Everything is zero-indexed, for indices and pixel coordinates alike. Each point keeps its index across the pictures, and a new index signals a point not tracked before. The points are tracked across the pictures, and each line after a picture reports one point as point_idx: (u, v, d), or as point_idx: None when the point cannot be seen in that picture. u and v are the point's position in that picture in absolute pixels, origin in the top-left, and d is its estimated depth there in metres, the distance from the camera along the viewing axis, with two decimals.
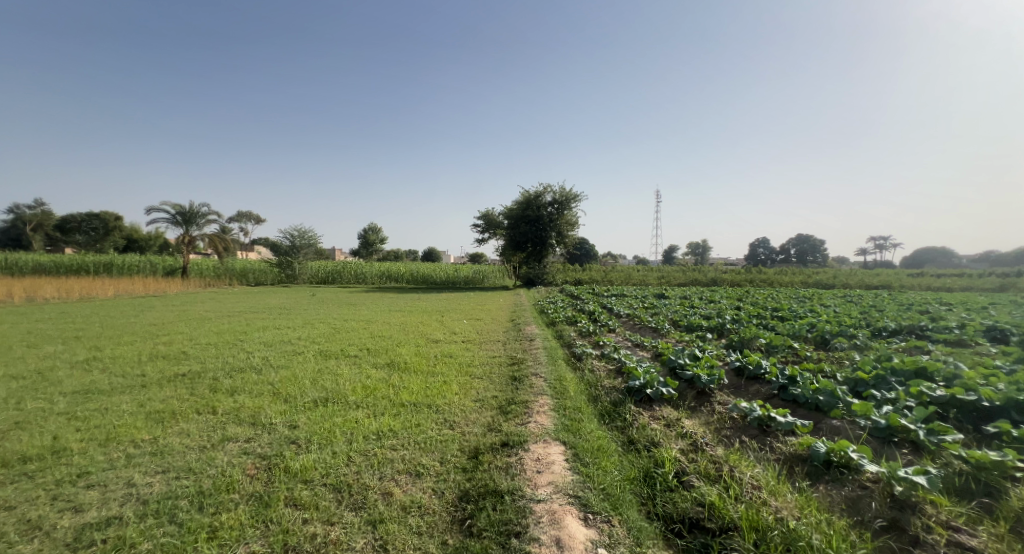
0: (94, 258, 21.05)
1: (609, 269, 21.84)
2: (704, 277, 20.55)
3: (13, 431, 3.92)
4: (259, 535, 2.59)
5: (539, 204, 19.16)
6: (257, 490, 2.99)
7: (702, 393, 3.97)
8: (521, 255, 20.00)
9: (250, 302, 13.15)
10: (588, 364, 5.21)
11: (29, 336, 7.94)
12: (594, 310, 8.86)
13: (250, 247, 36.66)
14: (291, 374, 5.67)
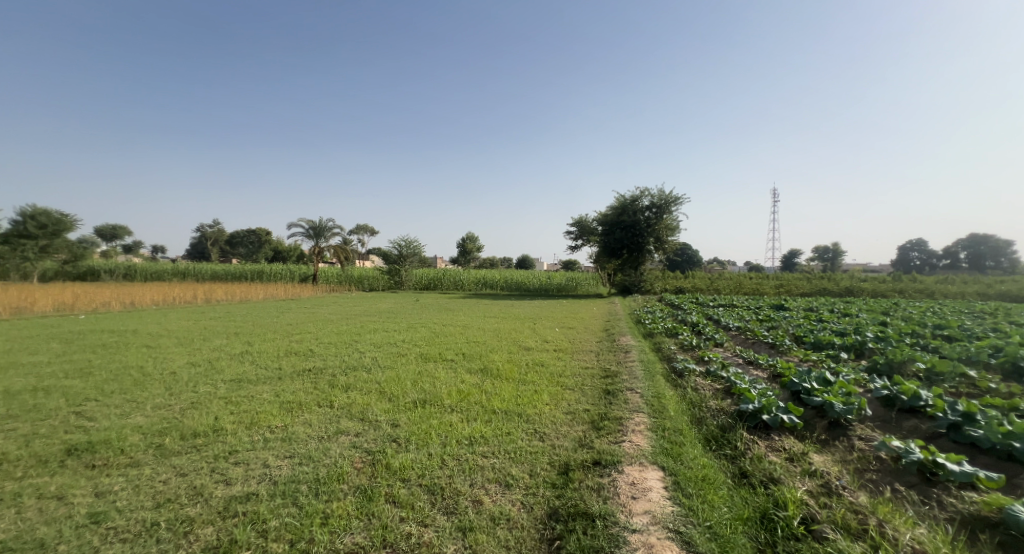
0: (249, 267, 24.94)
1: (715, 277, 20.24)
2: (834, 287, 18.05)
3: (188, 409, 4.67)
4: (364, 527, 2.75)
5: (635, 209, 18.52)
6: (363, 484, 3.18)
7: (835, 424, 3.43)
8: (616, 262, 19.47)
9: (364, 306, 14.46)
10: (691, 382, 4.81)
11: (202, 331, 9.60)
12: (699, 322, 8.25)
13: (365, 257, 40.53)
14: (396, 374, 6.07)
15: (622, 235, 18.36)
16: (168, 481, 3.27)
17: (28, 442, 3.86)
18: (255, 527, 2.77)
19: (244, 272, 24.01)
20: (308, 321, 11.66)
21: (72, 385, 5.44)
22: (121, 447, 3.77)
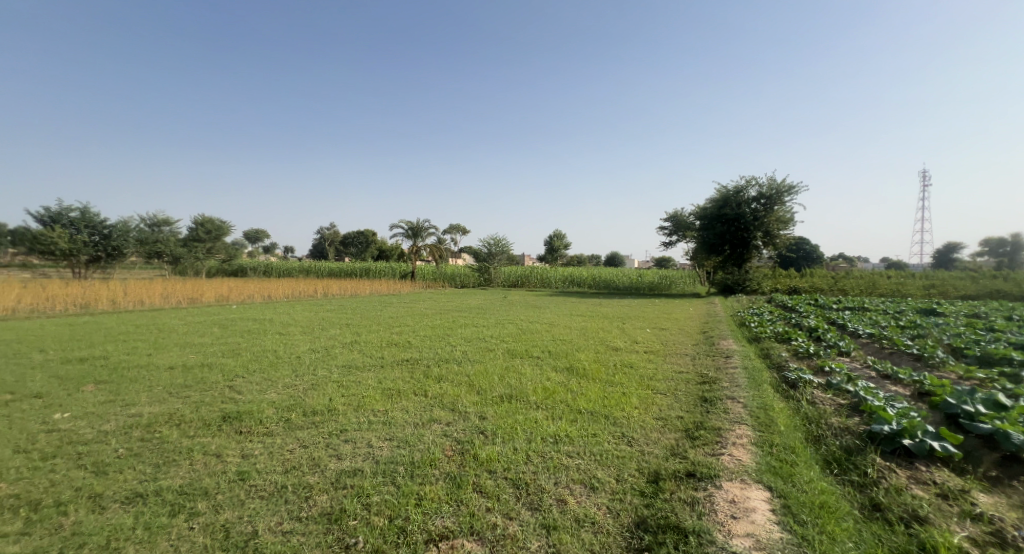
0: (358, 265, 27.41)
1: (839, 276, 17.88)
2: (1013, 289, 14.78)
3: (308, 389, 5.22)
4: (453, 512, 2.84)
5: (739, 200, 17.10)
6: (452, 471, 3.31)
7: (1012, 462, 2.84)
8: (717, 258, 18.18)
9: (456, 302, 15.06)
10: (807, 394, 4.29)
11: (320, 322, 10.75)
12: (819, 327, 7.35)
13: (457, 256, 42.32)
14: (485, 368, 6.23)
15: (723, 229, 17.05)
16: (292, 451, 3.66)
17: (197, 408, 4.57)
18: (359, 501, 2.99)
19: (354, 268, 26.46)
20: (406, 314, 12.46)
21: (224, 363, 6.39)
22: (259, 418, 4.32)
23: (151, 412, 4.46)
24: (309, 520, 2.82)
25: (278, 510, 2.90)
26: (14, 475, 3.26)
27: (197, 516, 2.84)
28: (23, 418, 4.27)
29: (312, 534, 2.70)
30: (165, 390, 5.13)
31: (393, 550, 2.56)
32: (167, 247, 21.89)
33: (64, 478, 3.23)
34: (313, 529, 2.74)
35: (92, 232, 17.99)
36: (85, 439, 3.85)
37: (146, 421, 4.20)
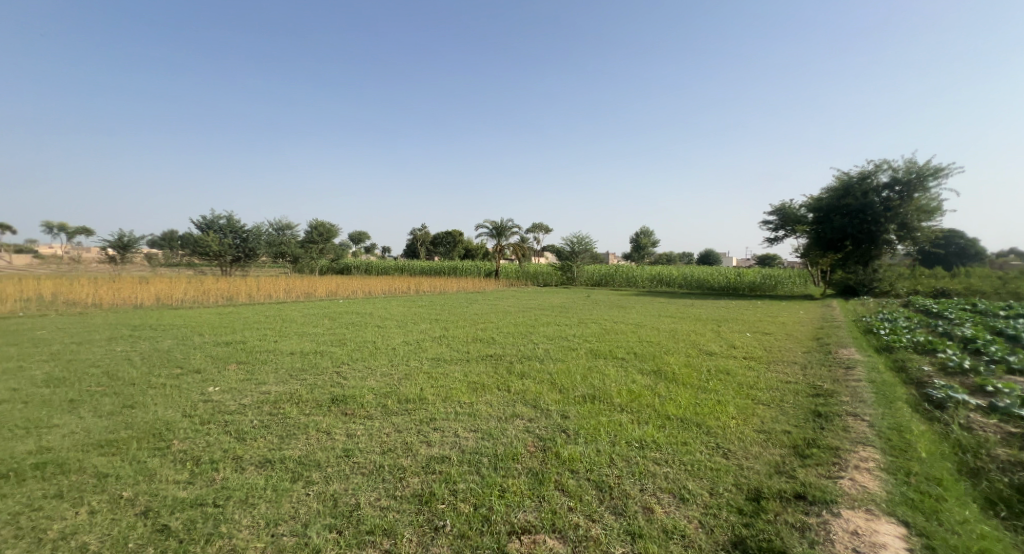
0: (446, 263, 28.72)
1: (1002, 277, 14.96)
2: None
3: (403, 378, 5.55)
4: (535, 507, 2.83)
5: (865, 189, 15.16)
6: (534, 467, 3.30)
7: None
8: (835, 254, 16.33)
9: (539, 300, 15.13)
10: (959, 418, 3.65)
11: (412, 317, 11.43)
12: (975, 338, 6.22)
13: (540, 255, 42.61)
14: (567, 367, 6.16)
15: (844, 221, 15.20)
16: (389, 435, 3.90)
17: (312, 389, 5.09)
18: (447, 486, 3.10)
19: (443, 267, 27.85)
20: (491, 311, 12.80)
21: (331, 351, 7.03)
22: (361, 402, 4.67)
23: (278, 390, 5.04)
24: (403, 499, 2.97)
25: (376, 487, 3.09)
26: (183, 434, 3.85)
27: (311, 485, 3.13)
28: (186, 389, 5.03)
29: (405, 513, 2.84)
30: (288, 373, 5.77)
31: (477, 538, 2.61)
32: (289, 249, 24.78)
33: (213, 440, 3.75)
34: (406, 508, 2.88)
35: (235, 238, 21.28)
36: (230, 409, 4.44)
37: (273, 398, 4.76)
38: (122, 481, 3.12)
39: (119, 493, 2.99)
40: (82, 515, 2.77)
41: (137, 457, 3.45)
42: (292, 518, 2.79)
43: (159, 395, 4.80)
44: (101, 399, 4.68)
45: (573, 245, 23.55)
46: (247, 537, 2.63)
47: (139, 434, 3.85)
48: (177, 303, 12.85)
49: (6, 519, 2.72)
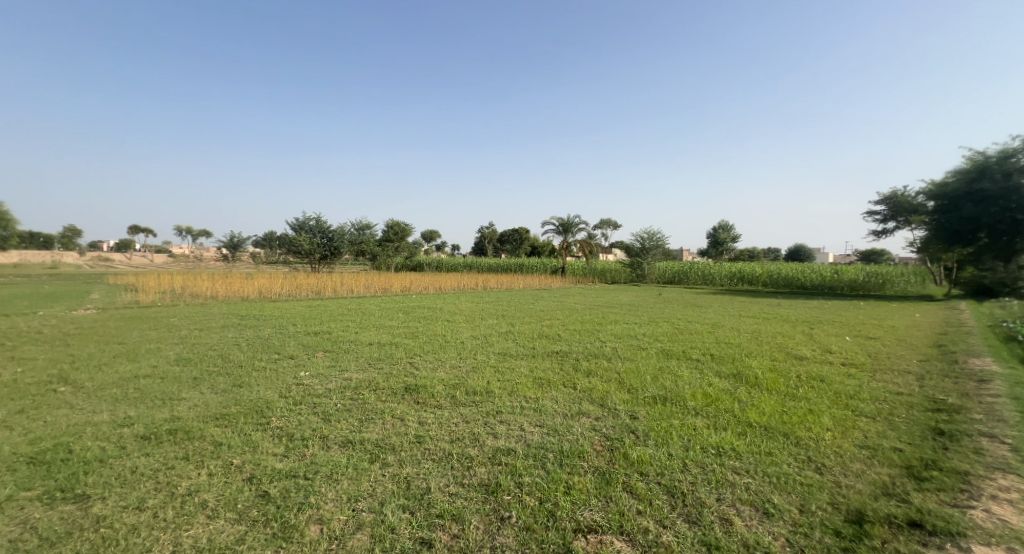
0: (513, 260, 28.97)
1: None
2: None
3: (470, 371, 5.66)
4: (602, 507, 2.76)
5: (1006, 171, 12.99)
6: (600, 466, 3.21)
7: None
8: (967, 247, 14.21)
9: (607, 297, 14.80)
10: None
11: (479, 312, 11.64)
12: None
13: (609, 252, 41.68)
14: (636, 367, 5.95)
15: (976, 210, 13.26)
16: (457, 424, 3.99)
17: (388, 377, 5.35)
18: (513, 478, 3.11)
19: (510, 263, 28.09)
20: (557, 308, 12.71)
21: (405, 343, 7.34)
22: (432, 392, 4.83)
23: (358, 377, 5.35)
24: (471, 487, 3.02)
25: (445, 474, 3.18)
26: (280, 413, 4.20)
27: (386, 467, 3.27)
28: (282, 372, 5.50)
29: (473, 500, 2.88)
30: (367, 361, 6.11)
31: (543, 532, 2.59)
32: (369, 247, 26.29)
33: (303, 420, 4.06)
34: (474, 496, 2.93)
35: (322, 237, 22.99)
36: (318, 392, 4.78)
37: (354, 384, 5.06)
38: (231, 450, 3.46)
39: (230, 460, 3.32)
40: (203, 476, 3.11)
41: (243, 430, 3.81)
42: (370, 496, 2.93)
43: (261, 377, 5.30)
44: (214, 377, 5.24)
45: (643, 241, 22.75)
46: (331, 509, 2.81)
47: (245, 410, 4.26)
48: (276, 297, 14.13)
49: (148, 474, 3.12)
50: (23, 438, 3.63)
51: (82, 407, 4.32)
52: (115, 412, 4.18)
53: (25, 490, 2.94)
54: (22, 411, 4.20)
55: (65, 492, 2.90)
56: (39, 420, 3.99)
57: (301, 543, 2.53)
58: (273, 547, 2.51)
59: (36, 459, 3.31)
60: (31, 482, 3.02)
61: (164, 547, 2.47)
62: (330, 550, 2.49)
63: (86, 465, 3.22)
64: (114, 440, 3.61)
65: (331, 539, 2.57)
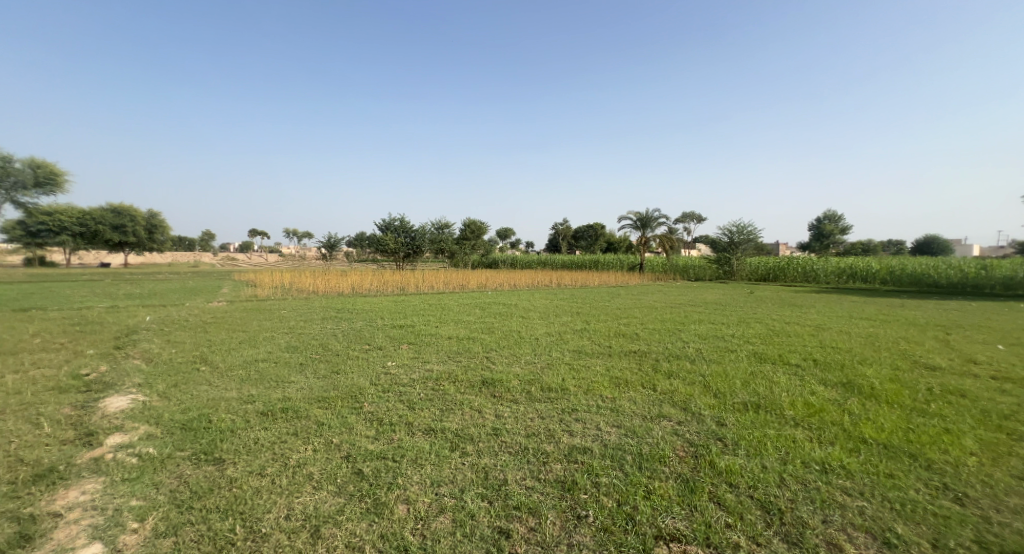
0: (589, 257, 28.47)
1: None
2: None
3: (545, 368, 5.61)
4: (687, 516, 2.59)
5: None
6: (683, 473, 3.01)
7: None
8: None
9: (689, 296, 13.97)
10: None
11: (554, 309, 11.55)
12: None
13: (692, 247, 39.51)
14: (723, 370, 5.52)
15: None
16: (533, 420, 3.95)
17: (466, 370, 5.46)
18: (590, 477, 3.01)
19: (586, 260, 27.64)
20: (636, 306, 12.21)
21: (482, 337, 7.49)
22: (508, 386, 4.85)
23: (439, 369, 5.53)
24: (546, 482, 2.97)
25: (522, 467, 3.16)
26: (371, 398, 4.45)
27: (465, 456, 3.32)
28: (371, 362, 5.85)
29: (549, 496, 2.83)
30: (446, 354, 6.31)
31: (622, 535, 2.49)
32: (448, 245, 27.28)
33: (390, 406, 4.25)
34: (550, 491, 2.87)
35: (406, 237, 24.24)
36: (403, 381, 5.01)
37: (435, 376, 5.23)
38: (330, 430, 3.72)
39: (331, 438, 3.56)
40: (309, 451, 3.37)
41: (341, 412, 4.09)
42: (451, 483, 2.99)
43: (355, 365, 5.67)
44: (316, 364, 5.71)
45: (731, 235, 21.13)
46: (416, 491, 2.90)
47: (342, 394, 4.57)
48: (366, 292, 15.13)
49: (267, 445, 3.45)
50: (176, 408, 4.19)
51: (217, 384, 4.90)
52: (241, 390, 4.69)
53: (177, 450, 3.39)
54: (175, 385, 4.86)
55: (207, 455, 3.30)
56: (188, 394, 4.59)
57: (391, 520, 2.64)
58: (367, 520, 2.64)
59: (186, 425, 3.80)
60: (180, 444, 3.48)
61: (279, 510, 2.71)
62: (416, 531, 2.57)
63: (221, 433, 3.63)
64: (241, 413, 4.04)
65: (416, 520, 2.65)
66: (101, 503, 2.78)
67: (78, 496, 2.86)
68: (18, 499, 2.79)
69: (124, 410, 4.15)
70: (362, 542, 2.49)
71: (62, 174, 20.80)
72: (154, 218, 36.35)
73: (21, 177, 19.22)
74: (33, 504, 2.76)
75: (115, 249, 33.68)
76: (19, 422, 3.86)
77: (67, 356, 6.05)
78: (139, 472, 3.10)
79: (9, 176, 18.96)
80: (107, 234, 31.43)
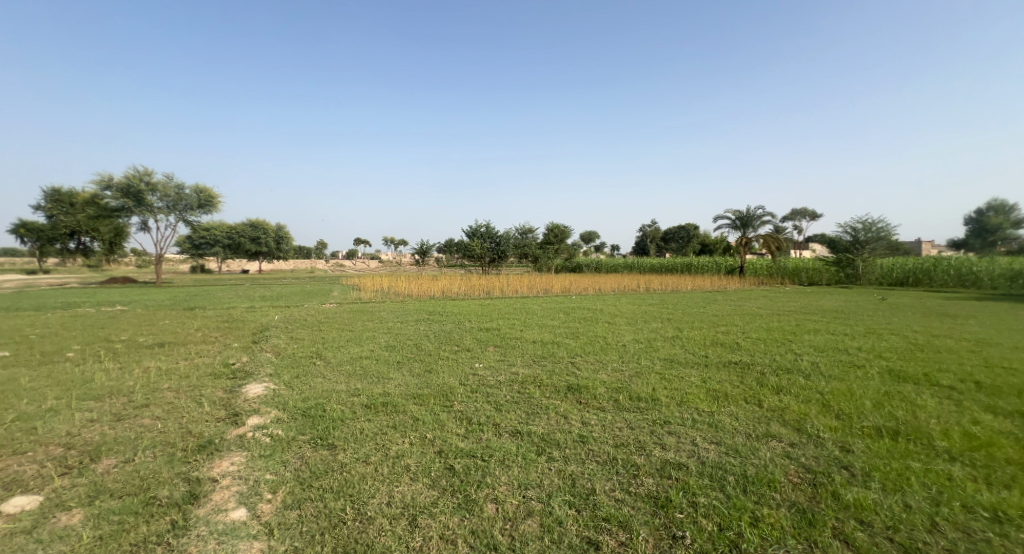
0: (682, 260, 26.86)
1: None
2: None
3: (634, 376, 5.25)
4: (805, 552, 2.29)
5: None
6: (799, 501, 2.68)
7: None
8: None
9: (802, 302, 12.46)
10: None
11: (643, 315, 10.95)
12: None
13: (804, 247, 35.76)
14: (848, 388, 4.74)
15: None
16: (621, 429, 3.68)
17: (551, 375, 5.31)
18: (686, 496, 2.75)
19: (677, 263, 26.13)
20: (736, 313, 11.18)
21: (567, 343, 7.28)
22: (595, 393, 4.60)
23: (524, 373, 5.44)
24: (638, 497, 2.76)
25: (611, 478, 2.95)
26: (461, 398, 4.47)
27: (552, 461, 3.17)
28: (461, 363, 5.93)
29: (641, 511, 2.63)
30: (531, 358, 6.20)
31: None
32: (532, 250, 27.35)
33: (478, 407, 4.23)
34: (642, 506, 2.67)
35: (492, 243, 24.76)
36: (490, 383, 4.99)
37: (521, 379, 5.12)
38: (424, 425, 3.77)
39: (425, 434, 3.61)
40: (406, 443, 3.44)
41: (433, 410, 4.14)
42: (538, 487, 2.86)
43: (446, 365, 5.79)
44: (412, 362, 5.93)
45: (855, 233, 18.77)
46: (505, 492, 2.82)
47: (435, 393, 4.66)
48: (455, 296, 15.68)
49: (370, 436, 3.58)
50: (298, 396, 4.56)
51: (330, 377, 5.28)
52: (349, 383, 4.99)
53: (300, 434, 3.64)
54: (298, 376, 5.33)
55: (323, 440, 3.51)
56: (307, 385, 4.99)
57: (480, 517, 2.59)
58: (458, 515, 2.61)
59: (306, 412, 4.11)
60: (301, 429, 3.74)
61: (381, 497, 2.76)
62: (504, 531, 2.49)
63: (334, 422, 3.85)
64: (349, 405, 4.29)
65: (504, 520, 2.57)
66: (245, 474, 3.05)
67: (229, 465, 3.18)
68: (188, 464, 3.18)
69: (260, 395, 4.63)
70: (453, 536, 2.46)
71: (216, 196, 24.25)
72: (281, 230, 41.26)
73: (189, 200, 22.70)
74: (198, 468, 3.13)
75: (251, 258, 38.82)
76: (187, 401, 4.46)
77: (218, 347, 7.00)
78: (272, 450, 3.37)
79: (182, 200, 22.58)
80: (247, 245, 36.46)
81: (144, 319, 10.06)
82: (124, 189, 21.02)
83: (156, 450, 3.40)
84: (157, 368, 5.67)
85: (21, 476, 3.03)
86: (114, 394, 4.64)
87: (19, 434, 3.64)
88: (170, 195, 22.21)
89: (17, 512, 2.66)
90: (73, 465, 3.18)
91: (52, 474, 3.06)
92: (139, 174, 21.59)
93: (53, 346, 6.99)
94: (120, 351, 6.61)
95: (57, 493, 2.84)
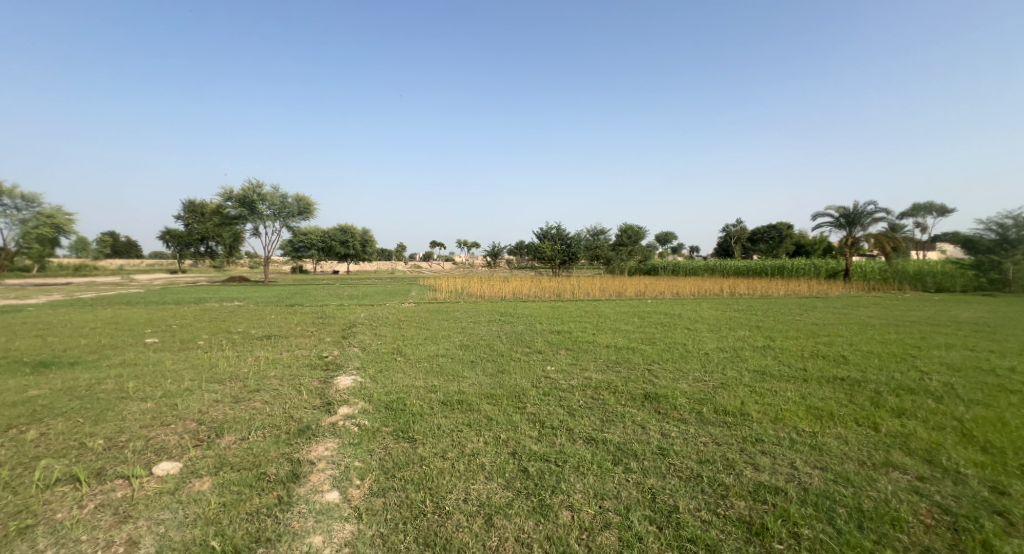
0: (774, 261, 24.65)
1: None
2: None
3: (719, 388, 4.73)
4: None
5: None
6: (932, 547, 2.24)
7: None
8: None
9: (927, 312, 10.72)
10: None
11: (731, 321, 10.08)
12: None
13: (924, 247, 31.32)
14: (997, 417, 3.87)
15: None
16: (706, 445, 3.28)
17: (626, 382, 4.94)
18: (785, 525, 2.40)
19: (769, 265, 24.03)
20: (841, 322, 9.88)
21: (643, 348, 6.81)
22: (674, 404, 4.19)
23: (598, 378, 5.13)
24: (728, 520, 2.44)
25: (695, 495, 2.63)
26: (533, 400, 4.29)
27: (629, 472, 2.88)
28: (534, 364, 5.76)
29: (732, 536, 2.33)
30: (605, 363, 5.89)
31: None
32: (603, 250, 26.64)
33: (551, 410, 4.02)
34: (733, 531, 2.37)
35: (562, 244, 24.52)
36: (562, 387, 4.76)
37: (595, 384, 4.85)
38: (498, 425, 3.64)
39: (499, 434, 3.47)
40: (481, 442, 3.33)
41: (507, 410, 4.01)
42: (615, 498, 2.61)
43: (520, 366, 5.65)
44: (486, 362, 5.87)
45: (1003, 230, 16.14)
46: (580, 500, 2.61)
47: (508, 393, 4.52)
48: (526, 298, 15.69)
49: (446, 432, 3.51)
50: (381, 389, 4.66)
51: (410, 373, 5.36)
52: (427, 380, 5.02)
53: (384, 426, 3.67)
54: (381, 371, 5.47)
55: (404, 433, 3.51)
56: (389, 379, 5.10)
57: (555, 523, 2.41)
58: (533, 519, 2.44)
59: (388, 405, 4.16)
60: (385, 421, 3.77)
61: (458, 492, 2.66)
62: (581, 541, 2.30)
63: (413, 417, 3.84)
64: (427, 400, 4.28)
65: (581, 529, 2.37)
66: (339, 459, 3.09)
67: (324, 450, 3.25)
68: (290, 446, 3.31)
69: (350, 386, 4.80)
70: (529, 540, 2.31)
71: (313, 203, 26.40)
72: (367, 235, 44.07)
73: (290, 207, 24.98)
74: (298, 451, 3.24)
75: (342, 260, 41.94)
76: (289, 388, 4.73)
77: (314, 341, 7.47)
78: (360, 439, 3.41)
79: (286, 208, 24.87)
80: (338, 248, 39.37)
81: (254, 313, 11.11)
82: (241, 199, 23.55)
83: (265, 431, 3.59)
84: (266, 357, 6.13)
85: (166, 445, 3.33)
86: (234, 378, 5.06)
87: (164, 408, 4.05)
88: (276, 203, 24.51)
89: (163, 475, 2.89)
90: (204, 439, 3.44)
91: (189, 445, 3.33)
92: (252, 187, 24.09)
93: (186, 334, 7.92)
94: (237, 341, 7.29)
95: (192, 461, 3.07)
